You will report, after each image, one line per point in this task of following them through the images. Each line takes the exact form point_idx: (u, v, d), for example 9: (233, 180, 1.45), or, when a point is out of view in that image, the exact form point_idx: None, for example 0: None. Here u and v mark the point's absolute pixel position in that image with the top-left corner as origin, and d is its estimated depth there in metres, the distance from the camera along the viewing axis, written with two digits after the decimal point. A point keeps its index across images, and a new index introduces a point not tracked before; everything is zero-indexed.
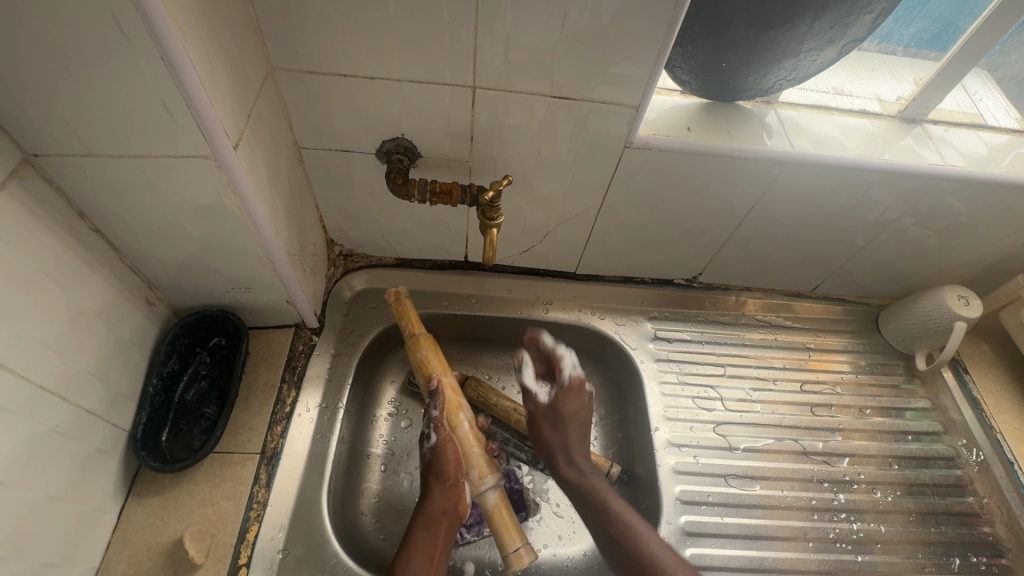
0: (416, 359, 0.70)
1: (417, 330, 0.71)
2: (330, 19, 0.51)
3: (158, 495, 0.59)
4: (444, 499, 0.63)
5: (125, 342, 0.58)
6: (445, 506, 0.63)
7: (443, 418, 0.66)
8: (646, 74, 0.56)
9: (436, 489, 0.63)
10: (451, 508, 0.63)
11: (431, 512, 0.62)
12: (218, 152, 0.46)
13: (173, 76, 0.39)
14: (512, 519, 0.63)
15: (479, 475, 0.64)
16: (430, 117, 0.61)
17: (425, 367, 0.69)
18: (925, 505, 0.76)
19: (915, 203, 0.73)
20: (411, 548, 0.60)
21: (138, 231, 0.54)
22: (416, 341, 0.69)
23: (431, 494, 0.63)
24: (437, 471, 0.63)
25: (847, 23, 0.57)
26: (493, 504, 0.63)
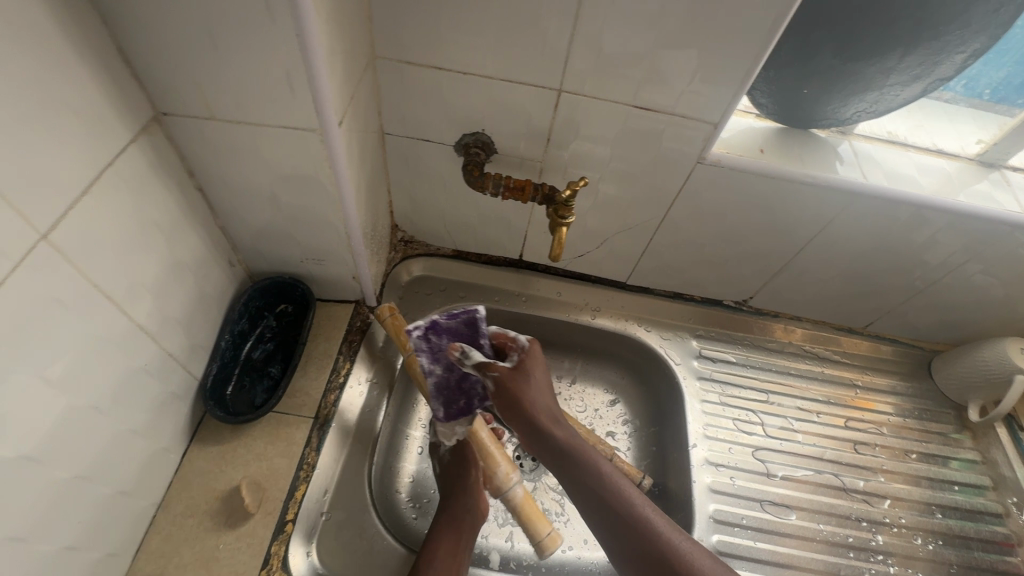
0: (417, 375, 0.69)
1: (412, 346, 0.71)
2: (437, 14, 0.54)
3: (218, 444, 0.63)
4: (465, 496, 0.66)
5: (207, 297, 0.61)
6: (469, 504, 0.67)
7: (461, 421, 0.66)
8: (730, 94, 0.57)
9: (457, 491, 0.67)
10: (475, 508, 0.67)
11: (454, 511, 0.66)
12: (325, 127, 0.49)
13: (303, 52, 0.43)
14: (539, 508, 0.65)
15: (505, 472, 0.64)
16: (512, 115, 0.64)
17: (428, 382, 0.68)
18: (967, 559, 0.73)
19: (987, 249, 0.71)
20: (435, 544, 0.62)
21: (235, 194, 0.58)
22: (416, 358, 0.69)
23: (453, 496, 0.67)
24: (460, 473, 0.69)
25: (937, 61, 0.58)
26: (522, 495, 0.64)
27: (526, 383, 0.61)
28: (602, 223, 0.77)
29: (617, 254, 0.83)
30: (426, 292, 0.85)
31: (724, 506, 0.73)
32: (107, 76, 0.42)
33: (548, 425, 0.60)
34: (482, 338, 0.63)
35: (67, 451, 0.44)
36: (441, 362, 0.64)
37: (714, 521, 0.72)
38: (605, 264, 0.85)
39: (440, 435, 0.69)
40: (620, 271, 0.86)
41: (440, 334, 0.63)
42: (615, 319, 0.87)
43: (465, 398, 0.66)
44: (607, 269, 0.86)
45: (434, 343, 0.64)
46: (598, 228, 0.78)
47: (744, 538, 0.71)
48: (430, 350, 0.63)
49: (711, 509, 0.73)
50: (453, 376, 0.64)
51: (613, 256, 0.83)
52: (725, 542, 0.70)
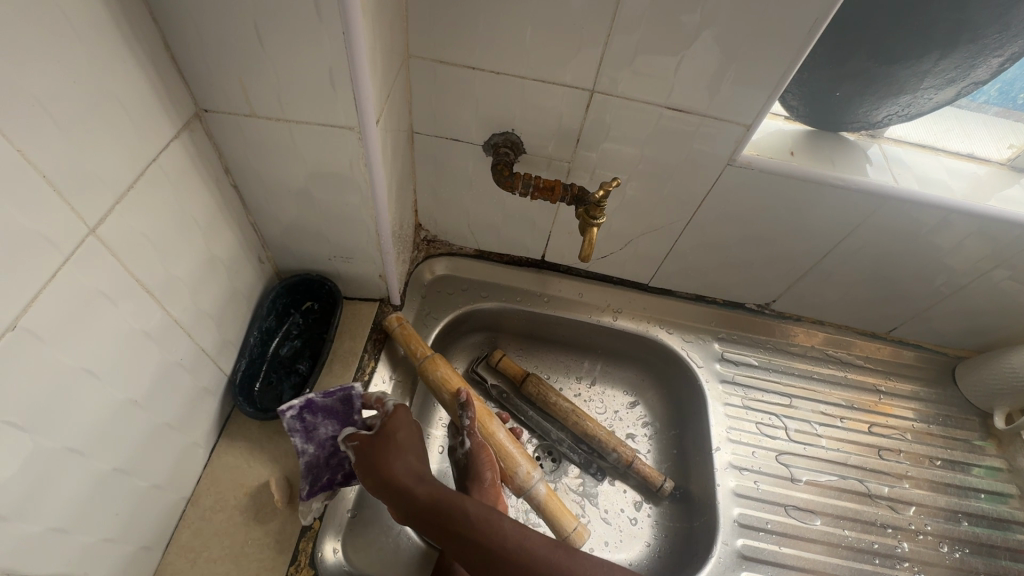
0: (435, 380, 0.69)
1: (428, 352, 0.72)
2: (475, 13, 0.54)
3: (246, 440, 0.63)
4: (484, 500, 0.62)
5: (237, 293, 0.62)
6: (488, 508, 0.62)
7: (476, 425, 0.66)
8: (764, 95, 0.57)
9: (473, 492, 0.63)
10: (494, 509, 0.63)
11: None
12: (364, 126, 0.49)
13: (347, 51, 0.43)
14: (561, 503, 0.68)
15: (526, 471, 0.66)
16: (542, 115, 0.64)
17: (448, 384, 0.68)
18: (995, 568, 0.73)
19: (1018, 254, 0.70)
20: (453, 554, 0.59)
21: (269, 191, 0.58)
22: (434, 362, 0.70)
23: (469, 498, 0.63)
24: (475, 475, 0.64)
25: (973, 65, 0.57)
26: (544, 493, 0.66)
27: (394, 449, 0.57)
28: (627, 225, 0.77)
29: (641, 256, 0.83)
30: (449, 292, 0.85)
31: (748, 510, 0.73)
32: (154, 72, 0.43)
33: (478, 514, 0.51)
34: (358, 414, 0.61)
35: (107, 444, 0.44)
36: (315, 441, 0.60)
37: (738, 525, 0.71)
38: (628, 266, 0.85)
39: (300, 514, 0.57)
40: (642, 273, 0.86)
41: (315, 414, 0.60)
42: (637, 321, 0.87)
43: (340, 477, 0.60)
44: (630, 271, 0.86)
45: (309, 422, 0.60)
46: (623, 230, 0.78)
47: (769, 543, 0.70)
48: (305, 429, 0.59)
49: (735, 513, 0.72)
50: (324, 456, 0.59)
51: (636, 258, 0.83)
52: (751, 547, 0.70)
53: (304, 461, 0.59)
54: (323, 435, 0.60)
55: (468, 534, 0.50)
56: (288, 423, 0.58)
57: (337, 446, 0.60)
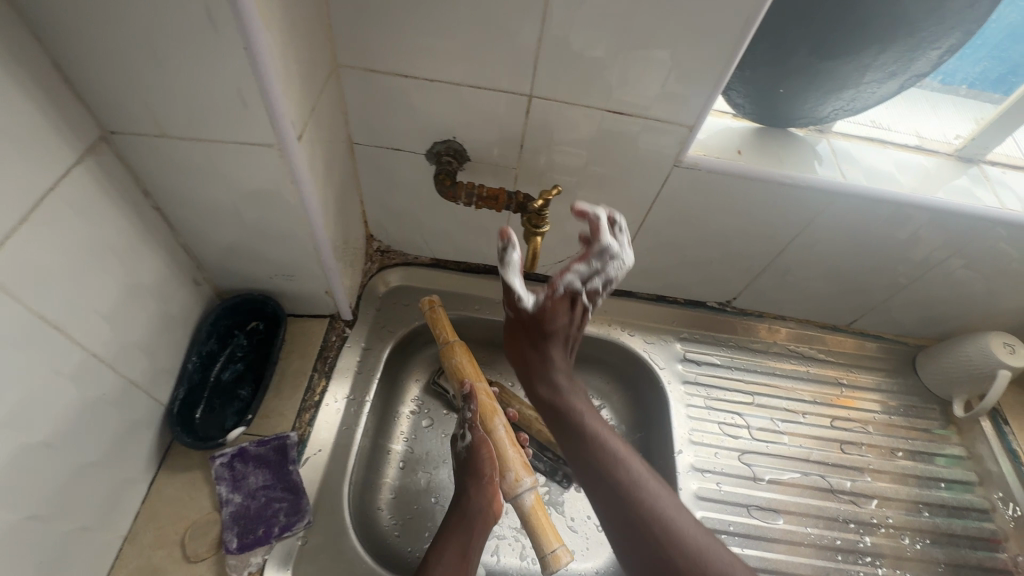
0: (450, 365, 0.73)
1: (451, 337, 0.75)
2: (400, 20, 0.52)
3: (186, 471, 0.60)
4: (479, 497, 0.64)
5: (170, 319, 0.59)
6: (481, 503, 0.64)
7: (477, 420, 0.68)
8: (704, 95, 0.56)
9: (470, 487, 0.65)
10: (487, 507, 0.64)
11: (468, 509, 0.64)
12: (283, 141, 0.47)
13: (252, 66, 0.41)
14: (549, 520, 0.64)
15: (515, 477, 0.65)
16: (483, 121, 0.62)
17: (459, 373, 0.71)
18: (956, 557, 0.73)
19: (967, 244, 0.71)
20: (443, 547, 0.62)
21: (195, 213, 0.55)
22: (451, 349, 0.72)
23: (466, 492, 0.65)
24: (473, 472, 0.65)
25: (913, 58, 0.57)
26: (529, 506, 0.64)
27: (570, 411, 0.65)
28: (581, 228, 0.76)
29: None
30: (405, 303, 0.82)
31: (711, 513, 0.72)
32: (43, 96, 0.40)
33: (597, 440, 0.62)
34: (291, 464, 0.62)
35: (14, 492, 0.42)
36: (242, 490, 0.60)
37: None
38: None
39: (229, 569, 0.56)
40: None
41: (246, 463, 0.61)
42: (599, 325, 0.85)
43: (262, 530, 0.58)
44: None
45: (239, 471, 0.61)
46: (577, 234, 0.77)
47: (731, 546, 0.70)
48: (232, 478, 0.60)
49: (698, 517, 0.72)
50: (252, 505, 0.59)
51: None
52: None
53: (228, 512, 0.58)
54: (252, 485, 0.60)
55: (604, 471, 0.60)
56: (214, 471, 0.60)
57: (266, 495, 0.60)
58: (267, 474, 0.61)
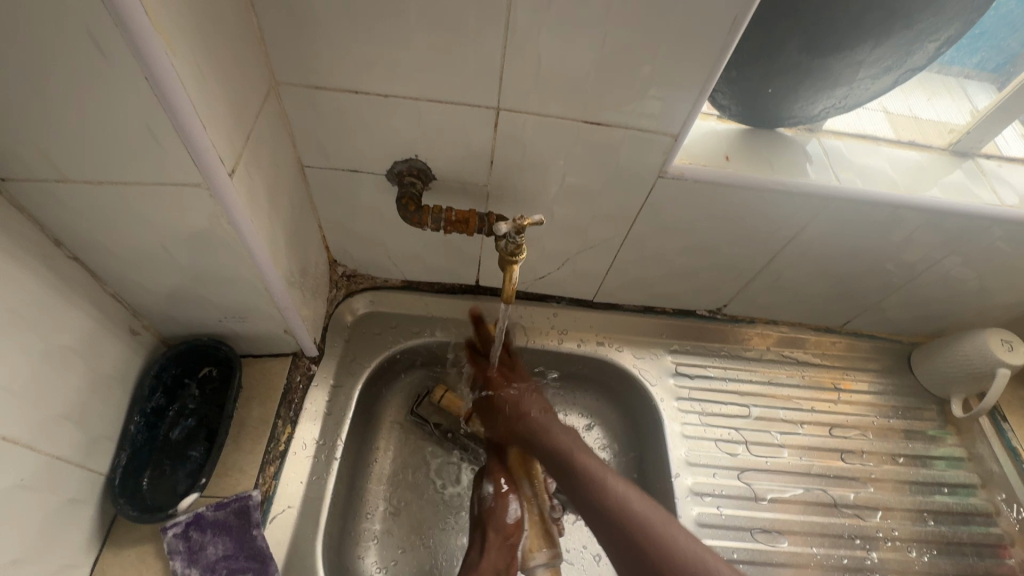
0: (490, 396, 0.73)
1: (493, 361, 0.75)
2: (342, 31, 0.46)
3: (135, 544, 0.54)
4: (499, 558, 0.64)
5: (104, 379, 0.53)
6: (498, 564, 0.63)
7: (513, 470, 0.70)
8: (688, 102, 0.51)
9: (493, 546, 0.64)
10: (502, 567, 0.64)
11: (482, 570, 0.62)
12: (212, 180, 0.41)
13: (160, 99, 0.35)
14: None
15: (530, 548, 0.67)
16: (447, 138, 0.56)
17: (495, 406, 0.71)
18: (963, 566, 0.72)
19: (964, 245, 0.68)
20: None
21: (120, 260, 0.49)
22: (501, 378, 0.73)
23: (484, 552, 0.64)
24: (496, 527, 0.66)
25: (910, 51, 0.52)
26: None
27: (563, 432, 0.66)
28: (561, 245, 0.70)
29: (581, 273, 0.76)
30: (375, 331, 0.75)
31: (713, 541, 0.69)
32: None
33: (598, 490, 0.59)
34: (255, 529, 0.56)
35: None
36: (201, 564, 0.54)
37: None
38: (570, 285, 0.78)
39: None
40: (586, 289, 0.79)
41: (204, 531, 0.55)
42: (586, 342, 0.80)
43: None
44: (573, 289, 0.79)
45: (196, 541, 0.55)
46: (558, 250, 0.71)
47: None
48: (189, 550, 0.54)
49: None
50: None
51: (577, 277, 0.77)
52: None
53: None
54: (211, 556, 0.54)
55: (592, 491, 0.59)
56: (168, 544, 0.54)
57: (227, 567, 0.54)
58: (227, 542, 0.55)
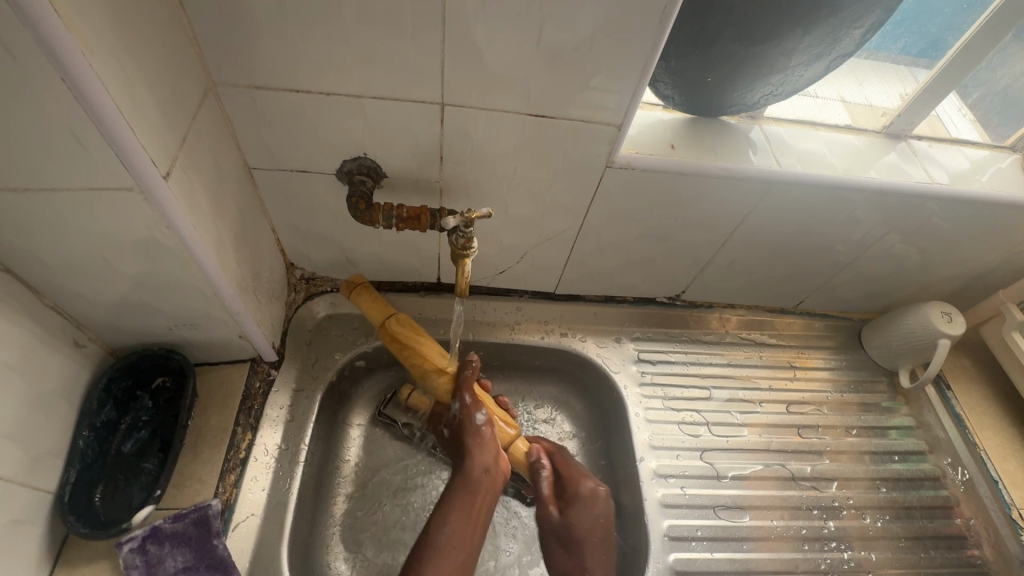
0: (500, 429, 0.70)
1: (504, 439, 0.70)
2: (278, 29, 0.46)
3: (89, 563, 0.53)
4: (486, 457, 0.65)
5: (48, 395, 0.51)
6: (487, 464, 0.64)
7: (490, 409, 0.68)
8: (628, 91, 0.52)
9: (473, 451, 0.65)
10: (492, 466, 0.65)
11: (471, 473, 0.64)
12: (145, 183, 0.41)
13: (81, 102, 0.34)
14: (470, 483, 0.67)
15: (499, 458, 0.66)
16: (395, 135, 0.56)
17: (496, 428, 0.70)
18: (914, 529, 0.76)
19: (902, 221, 0.71)
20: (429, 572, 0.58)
21: (57, 271, 0.47)
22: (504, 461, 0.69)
23: (469, 458, 0.65)
24: (472, 434, 0.65)
25: (837, 38, 0.54)
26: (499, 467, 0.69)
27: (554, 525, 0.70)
28: (518, 238, 0.71)
29: (541, 266, 0.76)
30: (337, 333, 0.75)
31: (678, 521, 0.71)
32: None
33: (574, 553, 0.69)
34: (216, 539, 0.55)
35: None
36: None
37: (669, 539, 0.70)
38: (530, 278, 0.79)
39: None
40: (547, 282, 0.80)
41: (162, 544, 0.53)
42: (549, 334, 0.82)
43: None
44: (534, 282, 0.80)
45: (154, 555, 0.53)
46: (515, 244, 0.72)
47: (701, 552, 0.69)
48: (146, 564, 0.52)
49: (666, 526, 0.70)
50: None
51: (537, 269, 0.77)
52: (683, 560, 0.69)
53: None
54: (170, 569, 0.53)
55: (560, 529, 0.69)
56: (123, 559, 0.52)
57: None
58: (187, 553, 0.54)
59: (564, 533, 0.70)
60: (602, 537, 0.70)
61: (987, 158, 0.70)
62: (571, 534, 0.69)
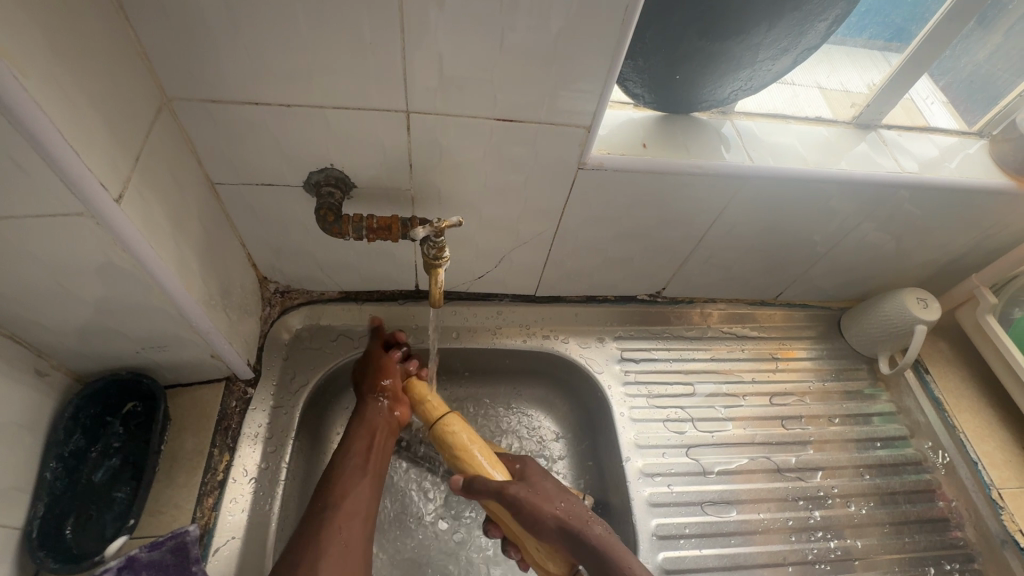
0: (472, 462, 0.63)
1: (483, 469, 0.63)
2: (232, 41, 0.44)
3: None
4: (377, 410, 0.66)
5: (10, 428, 0.49)
6: (378, 415, 0.65)
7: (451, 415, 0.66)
8: (596, 92, 0.51)
9: (371, 401, 0.66)
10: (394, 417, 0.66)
11: (367, 418, 0.65)
12: (95, 207, 0.39)
13: (19, 129, 0.33)
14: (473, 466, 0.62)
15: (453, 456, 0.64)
16: (361, 145, 0.55)
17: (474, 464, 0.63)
18: (898, 514, 0.77)
19: (875, 211, 0.71)
20: (335, 506, 0.58)
21: (13, 301, 0.46)
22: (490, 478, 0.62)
23: (366, 405, 0.65)
24: (374, 384, 0.67)
25: (802, 31, 0.54)
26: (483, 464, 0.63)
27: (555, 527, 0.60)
28: (493, 243, 0.70)
29: (519, 269, 0.76)
30: (316, 346, 0.73)
31: (665, 519, 0.71)
32: None
33: (556, 538, 0.60)
34: (194, 565, 0.53)
35: None
36: None
37: (658, 538, 0.69)
38: (509, 281, 0.78)
39: None
40: (527, 284, 0.79)
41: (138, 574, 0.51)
42: (531, 337, 0.81)
43: None
44: (513, 285, 0.79)
45: None
46: (492, 248, 0.71)
47: (689, 549, 0.70)
48: None
49: (654, 525, 0.70)
50: None
51: (515, 272, 0.77)
52: (672, 559, 0.69)
53: None
54: None
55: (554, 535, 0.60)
56: None
57: None
58: None
59: (529, 528, 0.60)
60: (587, 520, 0.62)
61: (956, 145, 0.71)
62: (546, 526, 0.59)
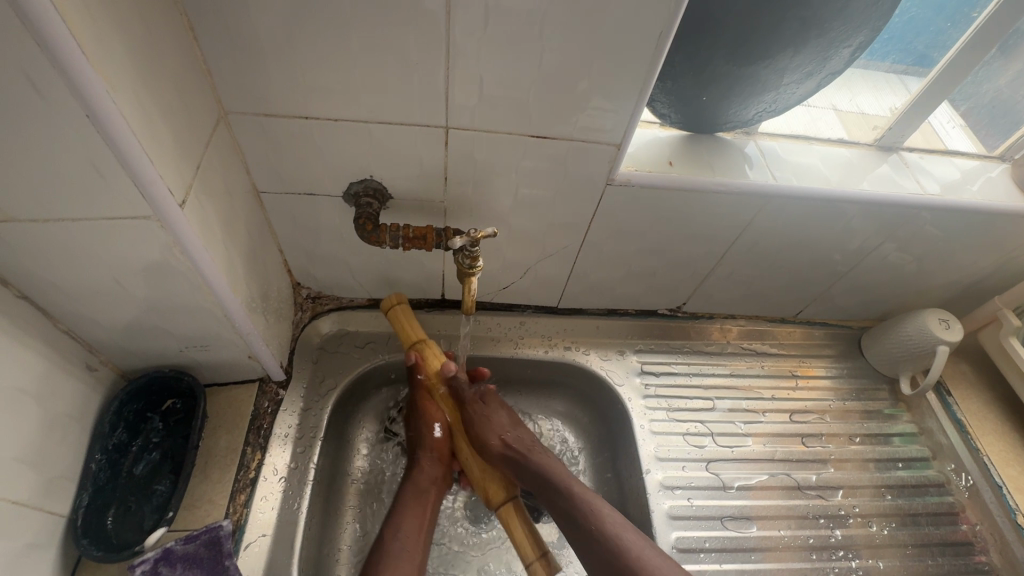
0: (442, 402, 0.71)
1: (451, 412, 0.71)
2: (288, 60, 0.47)
3: None
4: (432, 465, 0.67)
5: (61, 419, 0.52)
6: (433, 473, 0.67)
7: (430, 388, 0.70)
8: (626, 112, 0.54)
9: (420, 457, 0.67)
10: (439, 476, 0.67)
11: (420, 481, 0.66)
12: (162, 213, 0.42)
13: (107, 141, 0.36)
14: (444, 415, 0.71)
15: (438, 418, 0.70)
16: (400, 158, 0.57)
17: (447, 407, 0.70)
18: (920, 536, 0.76)
19: (896, 231, 0.72)
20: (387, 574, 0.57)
21: (74, 297, 0.48)
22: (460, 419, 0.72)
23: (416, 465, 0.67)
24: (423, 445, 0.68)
25: (827, 57, 0.56)
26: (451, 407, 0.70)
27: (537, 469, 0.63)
28: (520, 255, 0.72)
29: (544, 280, 0.78)
30: (345, 351, 0.75)
31: (685, 533, 0.71)
32: None
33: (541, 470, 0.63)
34: (227, 560, 0.54)
35: None
36: None
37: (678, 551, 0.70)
38: (533, 292, 0.80)
39: None
40: (550, 296, 0.81)
41: (174, 566, 0.52)
42: (553, 347, 0.82)
43: None
44: (536, 296, 0.81)
45: None
46: (518, 259, 0.73)
47: (709, 563, 0.70)
48: None
49: (673, 538, 0.71)
50: None
51: (539, 284, 0.78)
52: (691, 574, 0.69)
53: None
54: None
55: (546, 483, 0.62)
56: None
57: None
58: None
59: (521, 466, 0.64)
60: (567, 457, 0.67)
61: (978, 168, 0.72)
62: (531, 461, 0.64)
